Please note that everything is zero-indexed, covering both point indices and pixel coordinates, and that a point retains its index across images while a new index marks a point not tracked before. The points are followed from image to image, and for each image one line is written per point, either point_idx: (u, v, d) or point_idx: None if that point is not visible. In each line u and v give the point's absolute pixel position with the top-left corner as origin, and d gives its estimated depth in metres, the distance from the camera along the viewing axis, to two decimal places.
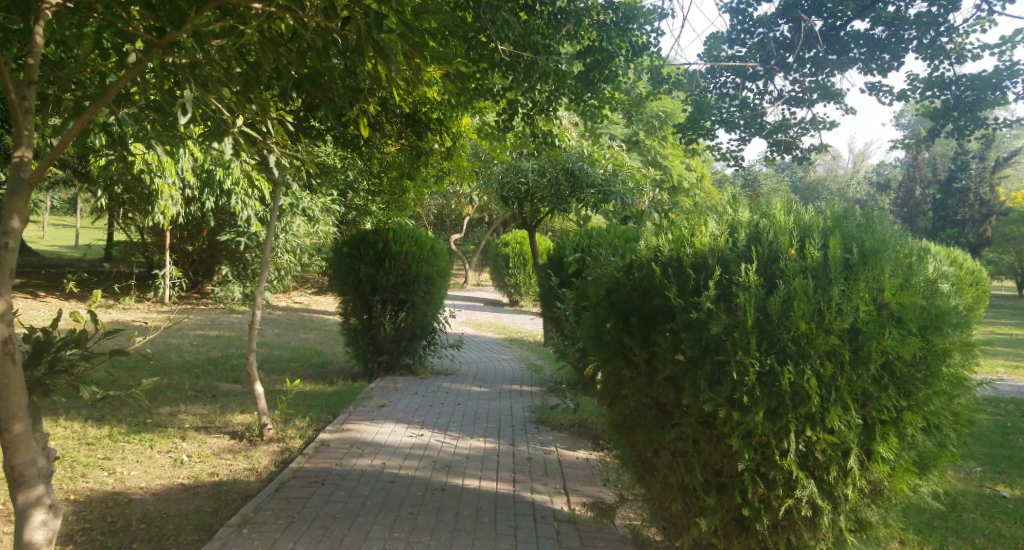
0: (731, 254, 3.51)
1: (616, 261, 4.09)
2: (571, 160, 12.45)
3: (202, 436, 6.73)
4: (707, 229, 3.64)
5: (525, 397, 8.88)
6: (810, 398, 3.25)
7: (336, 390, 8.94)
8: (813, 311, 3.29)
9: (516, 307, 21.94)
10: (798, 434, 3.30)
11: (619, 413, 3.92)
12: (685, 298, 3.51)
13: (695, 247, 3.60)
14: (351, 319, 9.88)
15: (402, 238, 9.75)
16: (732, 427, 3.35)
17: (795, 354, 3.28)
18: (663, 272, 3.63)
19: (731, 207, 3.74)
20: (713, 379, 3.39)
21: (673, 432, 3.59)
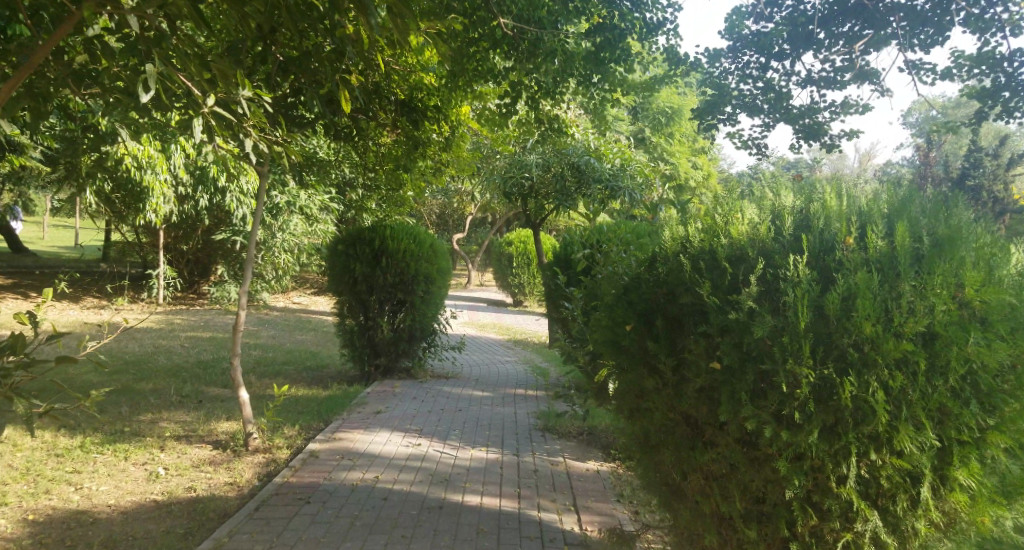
0: (775, 245, 3.08)
1: (637, 257, 3.65)
2: (577, 154, 12.00)
3: (182, 446, 6.36)
4: (745, 216, 3.19)
5: (530, 401, 8.41)
6: (875, 415, 2.82)
7: (330, 395, 8.52)
8: (879, 312, 2.87)
9: (520, 307, 21.48)
10: (860, 458, 2.88)
11: (643, 430, 3.49)
12: (722, 296, 3.09)
13: (731, 237, 3.16)
14: (347, 321, 9.39)
15: (400, 237, 9.26)
16: (780, 449, 2.93)
17: (858, 363, 2.85)
18: (695, 268, 3.19)
19: (771, 191, 3.31)
20: (756, 392, 2.97)
21: (707, 454, 3.17)
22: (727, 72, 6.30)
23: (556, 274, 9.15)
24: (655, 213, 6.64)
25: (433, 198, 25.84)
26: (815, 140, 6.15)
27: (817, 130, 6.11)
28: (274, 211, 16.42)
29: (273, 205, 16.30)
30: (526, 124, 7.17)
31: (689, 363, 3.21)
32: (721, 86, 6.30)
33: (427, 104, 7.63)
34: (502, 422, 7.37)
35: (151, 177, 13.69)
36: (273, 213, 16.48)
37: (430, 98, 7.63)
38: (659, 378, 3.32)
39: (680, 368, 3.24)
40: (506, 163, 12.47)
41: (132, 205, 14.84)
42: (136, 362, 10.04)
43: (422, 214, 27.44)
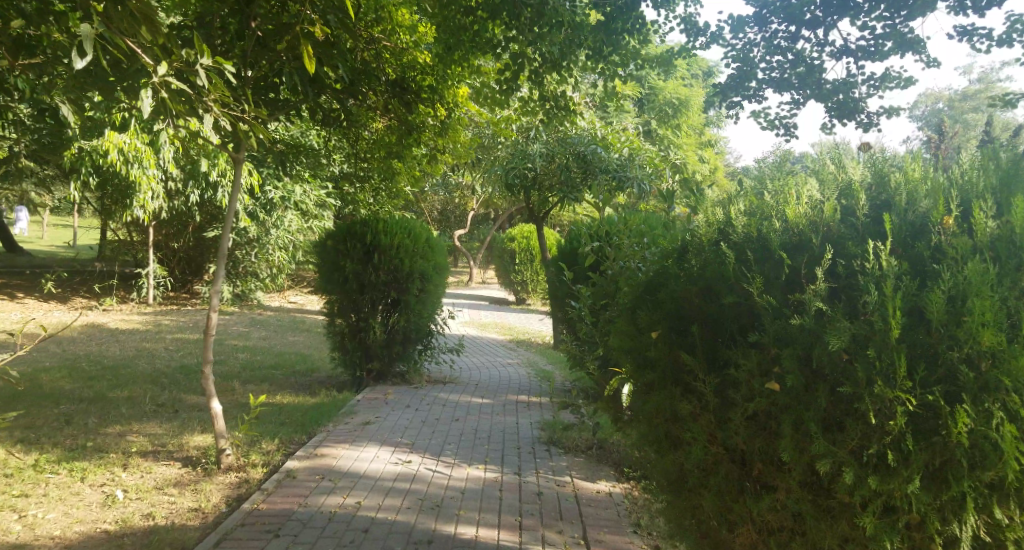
0: (845, 230, 2.76)
1: (667, 261, 3.13)
2: (582, 144, 11.44)
3: (148, 464, 5.72)
4: (806, 194, 2.90)
5: (534, 409, 7.83)
6: (1001, 460, 2.34)
7: (320, 402, 7.93)
8: (1000, 310, 2.43)
9: (522, 305, 20.85)
10: (977, 513, 2.40)
11: (678, 467, 2.99)
12: (779, 296, 2.72)
13: (787, 218, 2.86)
14: (336, 322, 8.75)
15: (395, 231, 8.64)
16: (866, 498, 2.47)
17: (976, 387, 2.38)
18: (740, 261, 2.84)
19: (834, 164, 3.00)
20: (828, 422, 2.54)
21: (768, 500, 2.69)
22: (752, 44, 5.75)
23: (562, 272, 8.60)
24: (674, 195, 5.99)
25: (432, 192, 25.19)
26: (849, 119, 5.49)
27: (851, 108, 5.47)
28: (267, 206, 15.67)
29: (265, 201, 15.54)
30: (527, 105, 6.55)
31: (735, 382, 2.77)
32: (746, 59, 5.74)
33: (421, 84, 6.99)
34: (502, 434, 6.76)
35: (140, 173, 13.08)
36: (265, 209, 15.71)
37: (424, 77, 6.98)
38: (693, 400, 2.87)
39: (728, 390, 2.78)
40: (506, 153, 11.86)
41: (120, 202, 14.21)
42: (114, 367, 9.40)
43: (422, 209, 26.79)
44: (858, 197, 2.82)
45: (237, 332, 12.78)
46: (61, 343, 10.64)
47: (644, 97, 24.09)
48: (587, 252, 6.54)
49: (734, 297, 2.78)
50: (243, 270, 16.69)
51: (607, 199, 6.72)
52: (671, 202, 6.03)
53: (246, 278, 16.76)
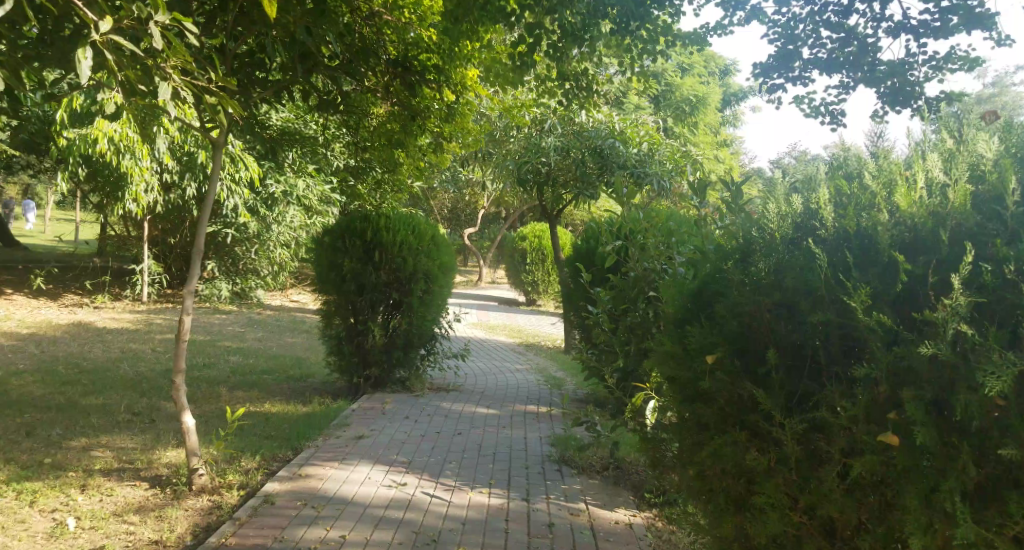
0: (991, 226, 2.29)
1: (734, 266, 2.69)
2: (599, 137, 10.93)
3: (109, 484, 5.19)
4: (928, 180, 2.46)
5: (546, 421, 7.22)
6: None
7: (310, 412, 7.34)
8: None
9: (533, 306, 20.21)
10: None
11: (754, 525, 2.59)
12: (897, 310, 2.36)
13: (900, 208, 2.45)
14: (331, 325, 8.14)
15: (397, 227, 8.03)
16: None
17: None
18: (846, 266, 2.47)
19: (959, 147, 2.52)
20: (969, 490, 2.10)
21: None
22: None
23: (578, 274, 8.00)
24: (701, 190, 5.49)
25: (442, 189, 24.65)
26: (903, 106, 4.82)
27: (908, 92, 4.79)
28: (269, 201, 14.99)
29: (267, 196, 14.87)
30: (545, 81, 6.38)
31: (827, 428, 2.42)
32: None
33: (425, 63, 6.40)
34: (509, 451, 6.14)
35: (132, 165, 12.54)
36: (267, 204, 15.06)
37: (428, 55, 6.40)
38: (770, 448, 2.53)
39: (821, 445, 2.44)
40: (517, 147, 11.27)
41: (112, 194, 13.59)
42: (96, 369, 8.82)
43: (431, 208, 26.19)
44: (1004, 180, 2.31)
45: (232, 332, 12.21)
46: (44, 344, 10.07)
47: (660, 94, 23.53)
48: (604, 252, 5.85)
49: (824, 316, 2.42)
50: (243, 266, 16.06)
51: (624, 197, 6.02)
52: (698, 197, 5.54)
53: (246, 276, 16.04)
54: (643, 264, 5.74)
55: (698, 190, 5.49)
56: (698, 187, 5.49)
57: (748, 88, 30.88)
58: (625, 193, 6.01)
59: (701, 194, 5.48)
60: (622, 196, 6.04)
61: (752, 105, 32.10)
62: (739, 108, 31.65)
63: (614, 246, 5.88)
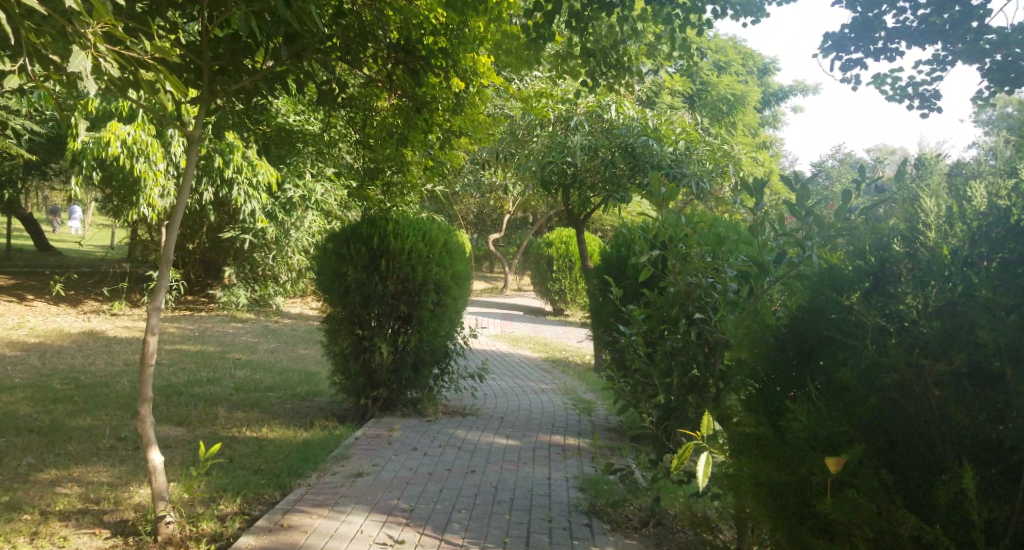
0: None
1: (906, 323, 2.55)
2: (631, 134, 10.16)
3: (64, 530, 4.37)
4: None
5: (573, 457, 6.43)
6: None
7: (311, 439, 6.56)
8: None
9: (560, 315, 19.38)
10: None
11: None
12: None
13: None
14: (337, 341, 7.40)
15: (407, 232, 7.35)
16: None
17: None
18: None
19: None
20: None
21: None
22: None
23: (609, 288, 7.20)
24: (757, 193, 4.73)
25: (468, 193, 23.94)
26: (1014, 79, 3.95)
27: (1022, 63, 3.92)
28: (286, 206, 14.30)
29: (285, 201, 14.18)
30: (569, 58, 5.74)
31: None
32: None
33: (430, 46, 5.81)
34: (528, 496, 5.32)
35: (146, 168, 11.46)
36: (285, 209, 14.33)
37: (433, 38, 5.82)
38: None
39: None
40: (542, 145, 10.51)
41: (122, 198, 12.86)
42: (87, 385, 8.09)
43: (457, 212, 25.45)
44: None
45: (243, 341, 11.48)
46: (42, 357, 9.39)
47: (695, 93, 22.75)
48: (639, 260, 4.88)
49: None
50: (261, 272, 15.31)
51: (662, 204, 5.18)
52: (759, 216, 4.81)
53: (266, 282, 15.32)
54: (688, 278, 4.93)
55: (755, 198, 4.72)
56: (750, 190, 4.75)
57: (786, 88, 29.75)
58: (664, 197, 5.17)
59: (758, 205, 4.72)
60: (662, 202, 5.20)
61: (790, 104, 30.92)
62: (776, 109, 30.52)
63: (653, 253, 4.94)
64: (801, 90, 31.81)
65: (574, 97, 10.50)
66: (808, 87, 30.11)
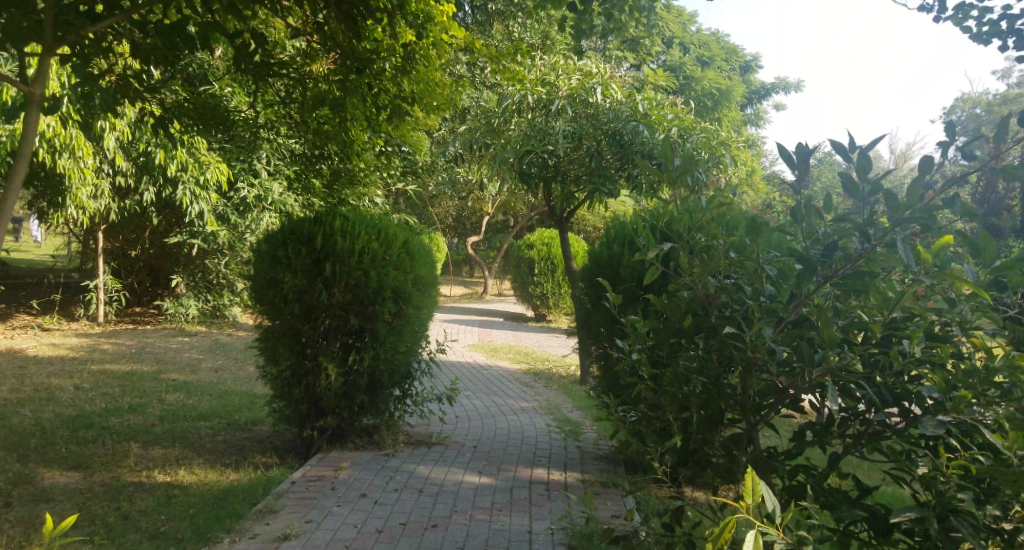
0: None
1: None
2: (618, 120, 9.11)
3: None
4: None
5: (557, 498, 5.24)
6: None
7: (237, 481, 5.33)
8: None
9: (543, 322, 18.19)
10: None
11: None
12: None
13: None
14: (274, 361, 6.17)
15: (358, 229, 6.19)
16: None
17: None
18: None
19: None
20: None
21: None
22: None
23: (601, 292, 6.12)
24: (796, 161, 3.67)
25: (445, 197, 22.84)
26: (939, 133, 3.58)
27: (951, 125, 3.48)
28: (240, 208, 12.95)
29: (237, 201, 12.78)
30: None
31: None
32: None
33: None
34: None
35: (71, 165, 10.16)
36: (238, 210, 12.96)
37: None
38: None
39: None
40: (519, 133, 9.32)
41: (49, 199, 11.46)
42: None
43: (432, 215, 24.21)
44: None
45: (185, 358, 10.15)
46: None
47: (679, 88, 21.97)
48: (652, 257, 3.68)
49: None
50: (212, 279, 13.94)
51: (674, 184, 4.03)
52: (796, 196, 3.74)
53: (218, 291, 14.10)
54: (710, 281, 3.85)
55: (799, 174, 3.66)
56: (787, 160, 3.68)
57: (769, 85, 28.89)
58: (678, 177, 4.01)
59: (802, 178, 3.65)
60: (675, 181, 4.02)
61: (773, 102, 30.06)
62: (759, 106, 29.62)
63: (672, 244, 3.69)
64: (783, 88, 30.98)
65: (553, 81, 9.43)
66: (792, 84, 29.19)
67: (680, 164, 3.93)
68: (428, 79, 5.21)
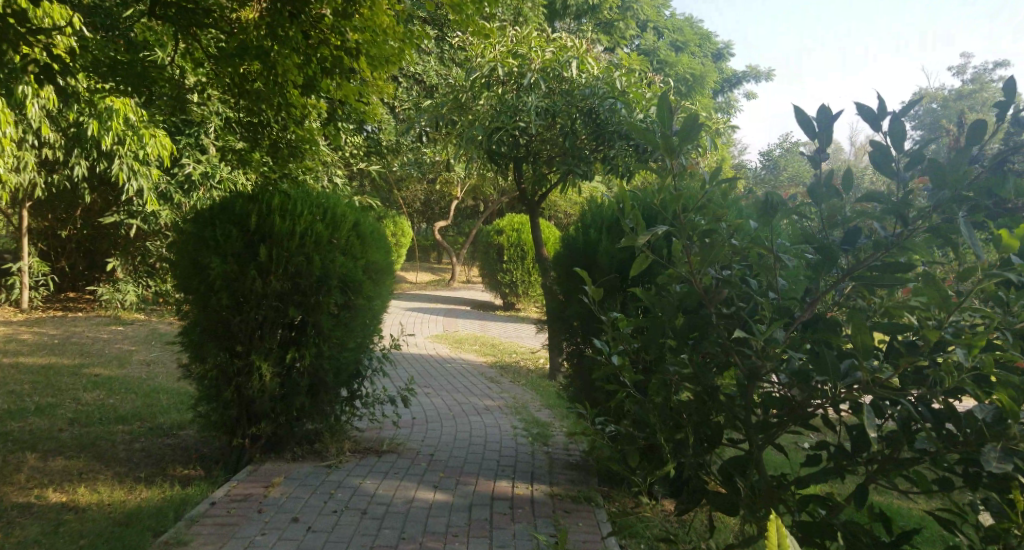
0: None
1: None
2: (594, 97, 8.43)
3: None
4: None
5: (519, 520, 4.55)
6: None
7: (147, 500, 4.56)
8: None
9: (511, 311, 17.48)
10: None
11: None
12: None
13: None
14: (200, 359, 5.40)
15: (299, 209, 5.44)
16: None
17: None
18: None
19: None
20: None
21: None
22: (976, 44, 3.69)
23: (576, 284, 5.41)
24: (818, 130, 3.07)
25: (412, 181, 22.04)
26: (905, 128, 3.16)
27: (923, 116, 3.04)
28: (185, 185, 12.03)
29: (182, 178, 11.90)
30: None
31: None
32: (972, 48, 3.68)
33: None
34: None
35: None
36: (183, 188, 12.05)
37: None
38: None
39: None
40: (487, 109, 8.57)
41: None
42: None
43: (399, 198, 23.39)
44: None
45: (113, 350, 9.30)
46: None
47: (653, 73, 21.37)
48: (642, 242, 2.97)
49: None
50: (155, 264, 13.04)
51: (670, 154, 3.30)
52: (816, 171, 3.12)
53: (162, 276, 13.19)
54: (710, 272, 3.16)
55: (820, 145, 3.07)
56: (805, 127, 3.08)
57: (742, 73, 28.41)
58: (676, 147, 3.29)
59: (825, 149, 3.05)
60: (672, 151, 3.30)
61: (746, 91, 29.60)
62: (731, 94, 29.11)
63: (667, 228, 2.96)
64: (755, 77, 30.51)
65: (525, 53, 8.68)
66: (763, 72, 28.72)
67: (679, 129, 3.23)
68: (373, 24, 5.12)
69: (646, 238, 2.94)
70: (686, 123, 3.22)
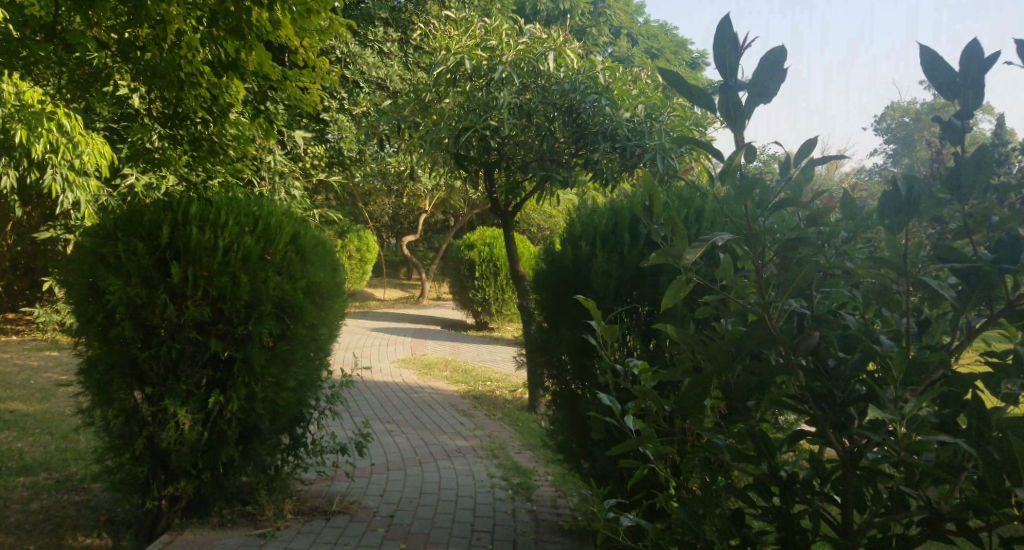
0: None
1: None
2: (574, 94, 7.49)
3: None
4: None
5: None
6: None
7: None
8: None
9: (484, 331, 16.45)
10: None
11: None
12: None
13: None
14: (102, 406, 4.33)
15: (223, 218, 4.41)
16: None
17: None
18: None
19: None
20: None
21: None
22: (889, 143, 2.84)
23: (567, 309, 4.43)
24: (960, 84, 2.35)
25: (377, 195, 21.00)
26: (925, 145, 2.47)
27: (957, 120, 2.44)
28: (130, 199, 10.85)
29: (125, 191, 10.75)
30: None
31: None
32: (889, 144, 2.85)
33: None
34: None
35: None
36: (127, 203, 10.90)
37: None
38: None
39: None
40: (455, 109, 7.58)
41: None
42: None
43: (365, 213, 22.32)
44: None
45: (34, 383, 8.17)
46: None
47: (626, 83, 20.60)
48: (688, 260, 1.99)
49: None
50: None
51: (738, 114, 2.34)
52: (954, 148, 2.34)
53: None
54: (786, 305, 2.21)
55: (965, 103, 2.34)
56: (942, 83, 2.37)
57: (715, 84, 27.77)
58: (745, 105, 2.34)
59: (972, 107, 2.32)
60: (739, 110, 2.34)
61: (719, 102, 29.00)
62: None
63: (728, 235, 2.03)
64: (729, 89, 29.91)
65: (496, 45, 7.67)
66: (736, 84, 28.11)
67: (751, 76, 2.29)
68: None
69: (693, 254, 1.99)
70: (764, 64, 2.29)
